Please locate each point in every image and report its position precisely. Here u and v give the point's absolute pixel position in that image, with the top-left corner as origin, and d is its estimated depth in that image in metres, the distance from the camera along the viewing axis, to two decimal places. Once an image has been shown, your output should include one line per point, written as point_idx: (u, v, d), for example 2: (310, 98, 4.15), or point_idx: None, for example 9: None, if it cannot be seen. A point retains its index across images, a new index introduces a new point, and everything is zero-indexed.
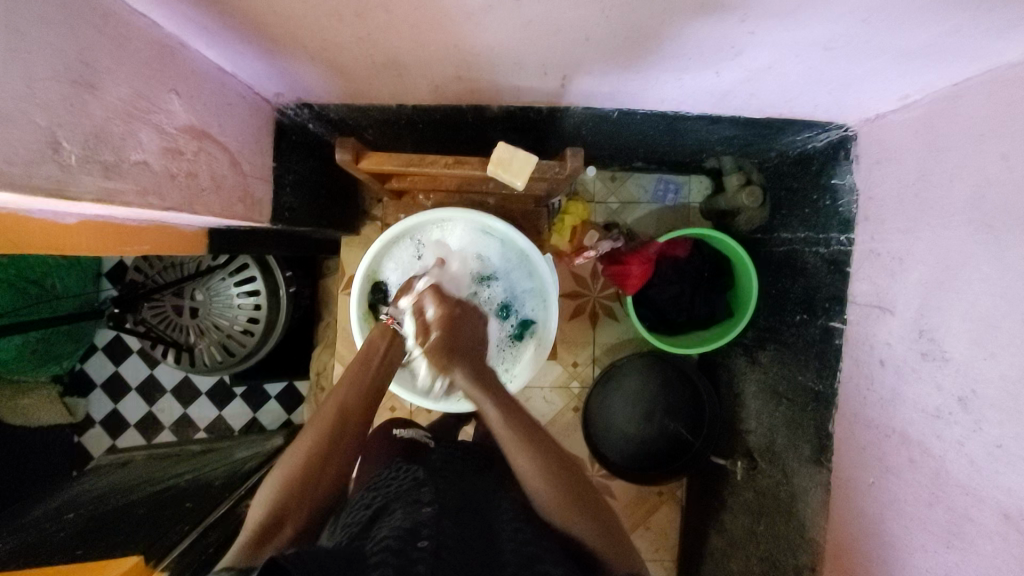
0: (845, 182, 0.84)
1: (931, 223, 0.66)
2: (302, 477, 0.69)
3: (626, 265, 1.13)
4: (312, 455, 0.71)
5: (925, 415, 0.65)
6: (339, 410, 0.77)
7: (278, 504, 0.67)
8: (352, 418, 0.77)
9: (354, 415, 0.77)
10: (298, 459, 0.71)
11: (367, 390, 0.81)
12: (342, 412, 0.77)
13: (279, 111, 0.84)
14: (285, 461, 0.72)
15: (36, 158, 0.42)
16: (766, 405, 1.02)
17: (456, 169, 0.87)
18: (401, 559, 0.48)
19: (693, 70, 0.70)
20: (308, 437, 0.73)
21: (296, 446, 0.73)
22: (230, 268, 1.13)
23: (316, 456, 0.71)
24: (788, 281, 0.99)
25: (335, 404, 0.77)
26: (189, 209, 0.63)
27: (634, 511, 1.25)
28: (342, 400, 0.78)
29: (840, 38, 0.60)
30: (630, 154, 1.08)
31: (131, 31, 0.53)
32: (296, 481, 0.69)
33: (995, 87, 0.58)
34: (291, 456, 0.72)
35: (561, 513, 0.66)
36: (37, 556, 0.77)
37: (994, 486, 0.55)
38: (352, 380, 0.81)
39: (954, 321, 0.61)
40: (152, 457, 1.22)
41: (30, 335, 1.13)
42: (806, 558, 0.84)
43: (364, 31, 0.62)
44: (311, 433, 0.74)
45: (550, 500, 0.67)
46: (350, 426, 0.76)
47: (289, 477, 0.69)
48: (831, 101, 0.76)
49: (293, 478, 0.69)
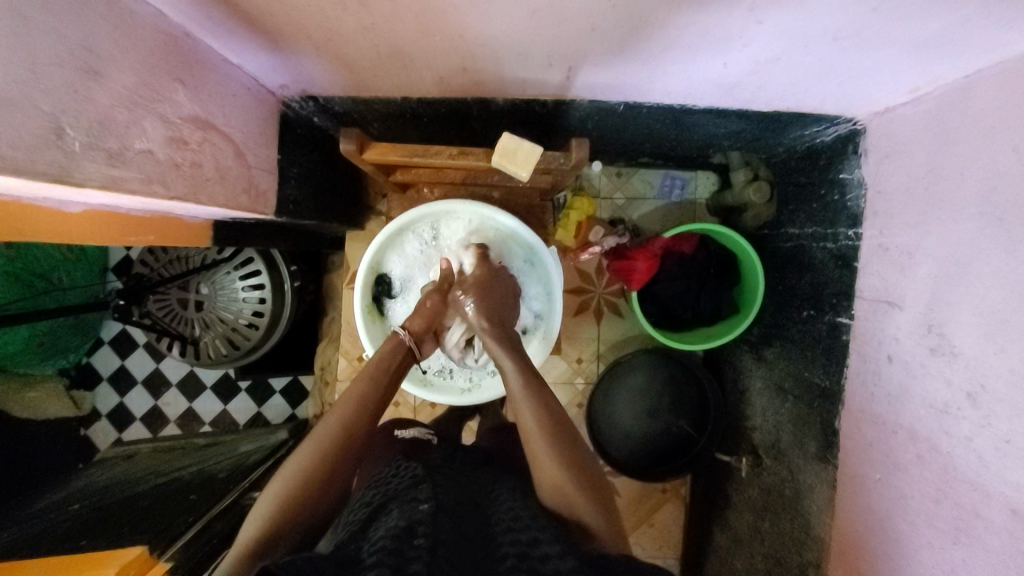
0: (853, 176, 0.83)
1: (942, 216, 0.65)
2: (304, 492, 0.66)
3: (632, 261, 1.14)
4: (316, 472, 0.68)
5: (933, 411, 0.64)
6: (344, 427, 0.73)
7: (277, 521, 0.63)
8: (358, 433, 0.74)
9: (359, 433, 0.74)
10: (301, 474, 0.67)
11: (374, 407, 0.77)
12: (345, 430, 0.73)
13: (284, 103, 0.83)
14: (284, 475, 0.68)
15: (40, 143, 0.42)
16: (771, 401, 1.02)
17: (461, 160, 0.87)
18: (397, 558, 0.48)
19: (701, 62, 0.70)
20: (311, 451, 0.70)
21: (296, 460, 0.69)
22: (236, 262, 1.14)
23: (319, 474, 0.68)
24: (796, 277, 0.99)
25: (337, 422, 0.73)
26: (193, 198, 0.63)
27: (638, 508, 1.25)
28: (348, 417, 0.74)
29: (849, 28, 0.60)
30: (637, 148, 1.07)
31: (136, 19, 0.53)
32: (296, 496, 0.65)
33: (1008, 78, 0.57)
34: (292, 470, 0.68)
35: (578, 512, 0.64)
36: (41, 547, 0.77)
37: (1003, 483, 0.54)
38: (358, 394, 0.77)
39: (965, 315, 0.60)
40: (158, 450, 1.23)
41: (37, 328, 1.14)
42: (812, 555, 0.83)
43: (368, 20, 0.62)
44: (313, 447, 0.70)
45: (565, 498, 0.65)
46: (355, 444, 0.73)
47: (291, 493, 0.65)
48: (839, 93, 0.76)
49: (293, 496, 0.65)
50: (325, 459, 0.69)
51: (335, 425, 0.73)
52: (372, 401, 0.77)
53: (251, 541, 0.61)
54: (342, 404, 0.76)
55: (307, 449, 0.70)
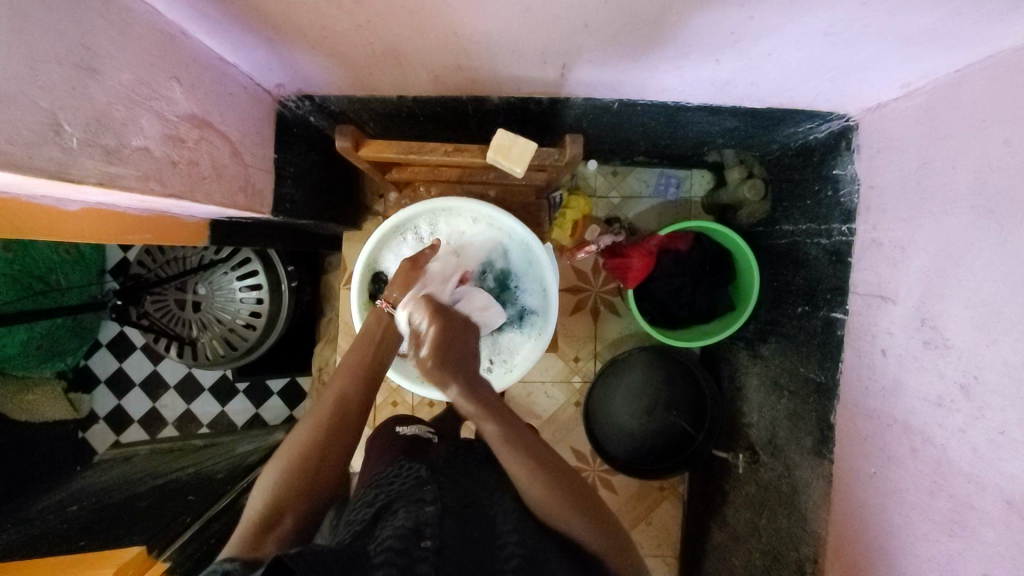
0: (846, 172, 0.84)
1: (932, 211, 0.66)
2: (304, 469, 0.66)
3: (627, 258, 1.14)
4: (316, 444, 0.68)
5: (927, 403, 0.65)
6: (337, 402, 0.73)
7: (281, 498, 0.63)
8: (353, 406, 0.73)
9: (355, 403, 0.74)
10: (297, 455, 0.67)
11: (366, 378, 0.77)
12: (341, 404, 0.73)
13: (280, 103, 0.84)
14: (280, 459, 0.67)
15: (38, 140, 0.42)
16: (767, 397, 1.02)
17: (456, 157, 0.87)
18: (405, 558, 0.48)
19: (694, 59, 0.70)
20: (309, 428, 0.70)
21: (291, 445, 0.68)
22: (232, 262, 1.14)
23: (320, 446, 0.68)
24: (790, 273, 0.99)
25: (333, 395, 0.73)
26: (190, 197, 0.63)
27: (635, 506, 1.25)
28: (341, 392, 0.74)
29: (840, 23, 0.60)
30: (632, 147, 1.08)
31: (133, 18, 0.53)
32: (298, 473, 0.65)
33: (997, 72, 0.58)
34: (289, 453, 0.68)
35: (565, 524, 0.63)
36: (40, 547, 0.77)
37: (997, 473, 0.54)
38: (350, 370, 0.77)
39: (956, 306, 0.61)
40: (156, 451, 1.23)
41: (35, 330, 1.14)
42: (808, 550, 0.84)
43: (363, 18, 0.62)
44: (309, 426, 0.70)
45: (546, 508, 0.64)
46: (354, 415, 0.73)
47: (290, 470, 0.65)
48: (831, 89, 0.76)
49: (291, 473, 0.65)
50: (322, 433, 0.69)
51: (331, 397, 0.73)
52: (366, 374, 0.78)
53: (257, 518, 0.62)
54: (333, 382, 0.76)
55: (303, 431, 0.70)
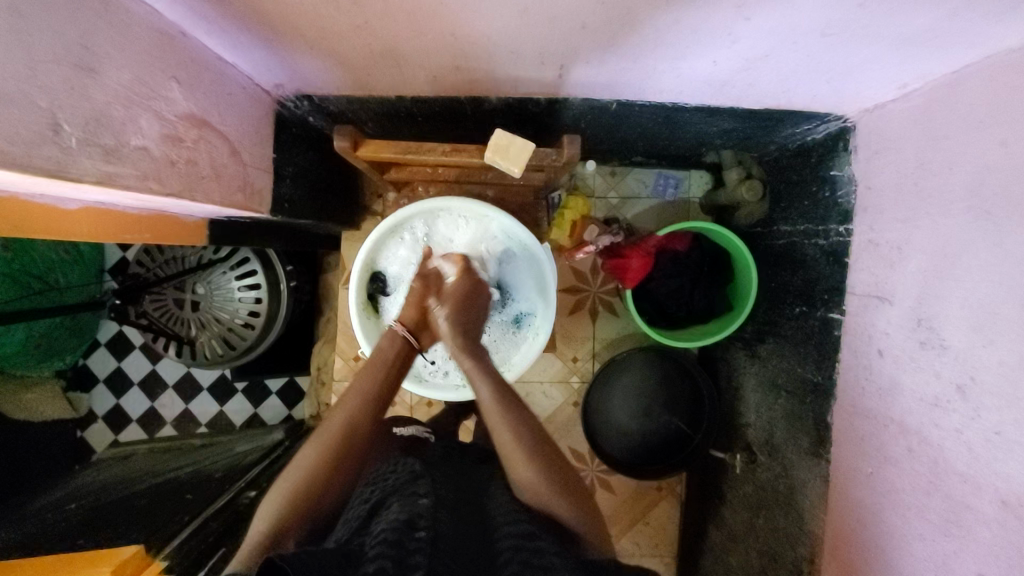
0: (843, 173, 0.84)
1: (930, 212, 0.66)
2: (306, 492, 0.66)
3: (626, 258, 1.15)
4: (319, 469, 0.68)
5: (923, 403, 0.65)
6: (346, 426, 0.72)
7: (283, 517, 0.64)
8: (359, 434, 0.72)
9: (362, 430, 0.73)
10: (301, 475, 0.67)
11: (376, 402, 0.76)
12: (349, 431, 0.72)
13: (279, 103, 0.84)
14: (285, 478, 0.67)
15: (37, 139, 0.42)
16: (765, 397, 1.02)
17: (454, 157, 0.87)
18: (398, 550, 0.48)
19: (692, 59, 0.71)
20: (314, 451, 0.69)
21: (297, 464, 0.68)
22: (231, 262, 1.14)
23: (323, 470, 0.68)
24: (788, 273, 0.99)
25: (341, 420, 0.72)
26: (189, 196, 0.63)
27: (633, 507, 1.25)
28: (350, 415, 0.73)
29: (837, 24, 0.61)
30: (630, 147, 1.08)
31: (131, 18, 0.53)
32: (303, 493, 0.65)
33: (995, 73, 0.59)
34: (293, 474, 0.67)
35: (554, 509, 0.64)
36: (38, 545, 0.77)
37: (993, 474, 0.54)
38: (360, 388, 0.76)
39: (953, 307, 0.61)
40: (154, 450, 1.23)
41: (34, 329, 1.14)
42: (805, 550, 0.84)
43: (362, 19, 0.63)
44: (313, 451, 0.69)
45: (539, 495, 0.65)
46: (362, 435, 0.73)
47: (293, 491, 0.66)
48: (829, 91, 0.77)
49: (296, 492, 0.65)
50: (329, 457, 0.69)
51: (338, 423, 0.72)
52: (377, 393, 0.77)
53: (260, 538, 0.62)
54: (341, 404, 0.75)
55: (307, 454, 0.69)
